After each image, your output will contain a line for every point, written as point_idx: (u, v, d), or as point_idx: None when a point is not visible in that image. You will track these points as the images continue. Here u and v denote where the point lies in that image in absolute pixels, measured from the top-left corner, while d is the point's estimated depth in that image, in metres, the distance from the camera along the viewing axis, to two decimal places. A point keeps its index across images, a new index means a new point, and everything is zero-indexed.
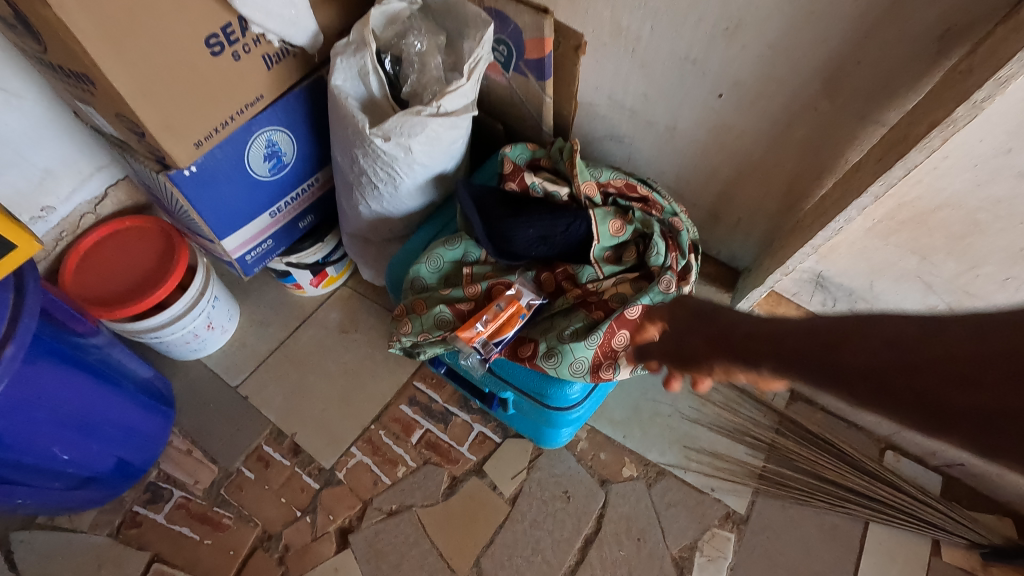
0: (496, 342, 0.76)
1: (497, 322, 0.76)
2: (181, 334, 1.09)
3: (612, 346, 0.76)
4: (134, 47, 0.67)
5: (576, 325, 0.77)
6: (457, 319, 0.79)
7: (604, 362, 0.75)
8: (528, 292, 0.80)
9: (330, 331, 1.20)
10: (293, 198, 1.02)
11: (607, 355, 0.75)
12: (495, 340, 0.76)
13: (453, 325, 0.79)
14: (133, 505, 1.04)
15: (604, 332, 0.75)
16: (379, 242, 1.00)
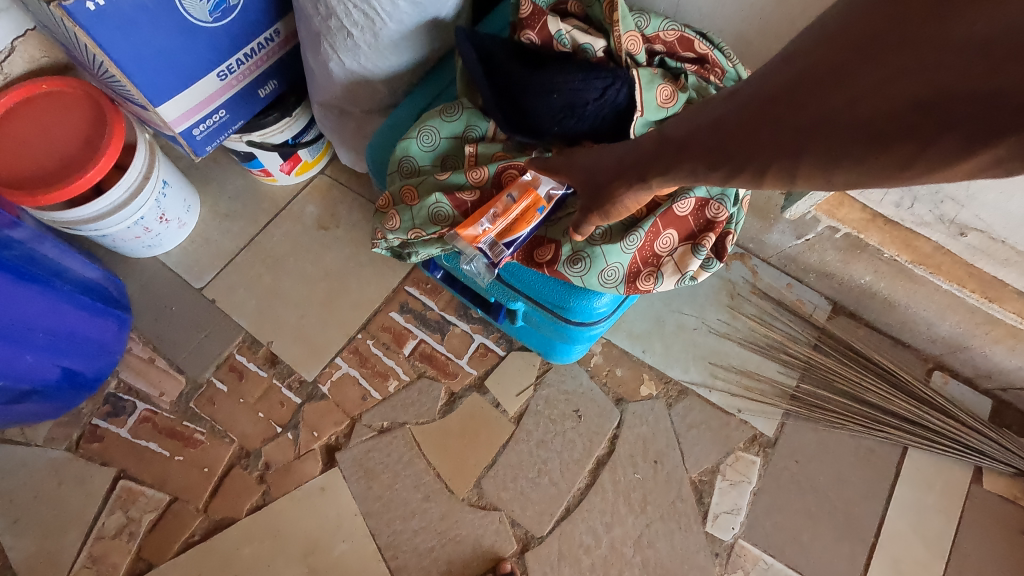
0: (506, 243, 0.61)
1: (506, 218, 0.60)
2: (127, 228, 0.91)
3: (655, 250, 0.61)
4: None
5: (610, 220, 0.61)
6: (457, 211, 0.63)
7: (645, 269, 0.61)
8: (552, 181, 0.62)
9: (306, 227, 1.03)
10: (247, 56, 0.80)
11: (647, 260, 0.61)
12: (504, 242, 0.61)
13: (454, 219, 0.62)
14: (92, 418, 0.93)
15: (647, 232, 0.60)
16: (359, 115, 0.80)
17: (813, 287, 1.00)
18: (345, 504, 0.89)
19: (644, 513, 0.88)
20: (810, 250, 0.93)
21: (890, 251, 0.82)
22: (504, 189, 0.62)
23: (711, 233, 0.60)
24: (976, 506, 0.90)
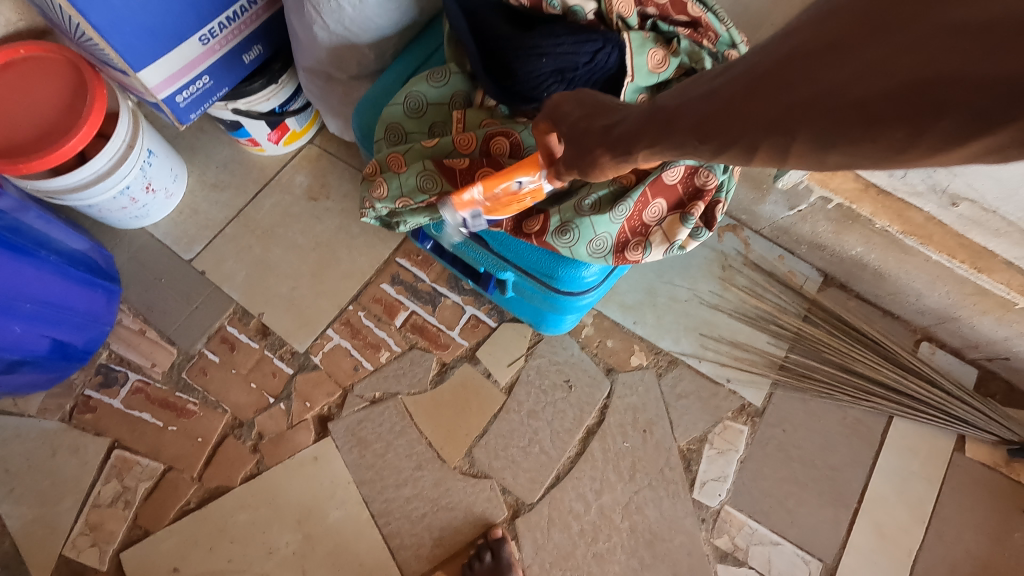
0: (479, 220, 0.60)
1: (494, 205, 0.58)
2: (113, 199, 0.90)
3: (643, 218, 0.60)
4: None
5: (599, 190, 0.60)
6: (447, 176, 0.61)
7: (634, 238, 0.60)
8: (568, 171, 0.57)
9: (296, 197, 1.02)
10: (229, 19, 0.78)
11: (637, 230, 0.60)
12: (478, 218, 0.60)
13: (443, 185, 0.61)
14: (84, 389, 0.93)
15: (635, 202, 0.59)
16: (346, 81, 0.78)
17: (805, 258, 1.00)
18: (338, 472, 0.90)
19: (633, 481, 0.90)
20: (802, 221, 0.92)
21: (881, 222, 0.82)
22: (518, 167, 0.56)
23: (701, 202, 0.60)
24: (958, 473, 0.91)
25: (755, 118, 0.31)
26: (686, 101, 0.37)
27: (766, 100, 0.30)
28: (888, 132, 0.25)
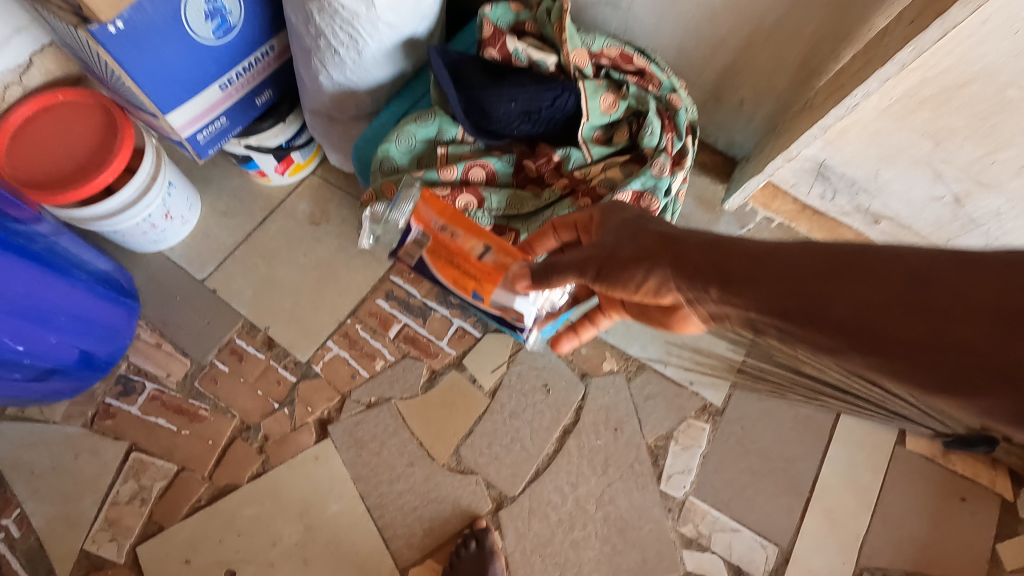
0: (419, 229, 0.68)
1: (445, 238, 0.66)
2: (137, 224, 1.01)
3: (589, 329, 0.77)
4: None
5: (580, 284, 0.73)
6: (421, 215, 0.68)
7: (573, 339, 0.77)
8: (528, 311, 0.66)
9: (299, 222, 1.13)
10: (245, 69, 0.90)
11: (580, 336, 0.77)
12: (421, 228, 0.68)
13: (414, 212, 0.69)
14: (105, 397, 1.02)
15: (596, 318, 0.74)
16: (346, 121, 0.90)
17: None
18: (338, 470, 0.98)
19: (606, 474, 0.99)
20: None
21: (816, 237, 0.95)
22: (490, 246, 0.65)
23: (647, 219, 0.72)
24: (900, 463, 1.01)
25: (790, 276, 0.37)
26: (727, 250, 0.44)
27: (811, 261, 0.37)
28: (882, 347, 0.31)
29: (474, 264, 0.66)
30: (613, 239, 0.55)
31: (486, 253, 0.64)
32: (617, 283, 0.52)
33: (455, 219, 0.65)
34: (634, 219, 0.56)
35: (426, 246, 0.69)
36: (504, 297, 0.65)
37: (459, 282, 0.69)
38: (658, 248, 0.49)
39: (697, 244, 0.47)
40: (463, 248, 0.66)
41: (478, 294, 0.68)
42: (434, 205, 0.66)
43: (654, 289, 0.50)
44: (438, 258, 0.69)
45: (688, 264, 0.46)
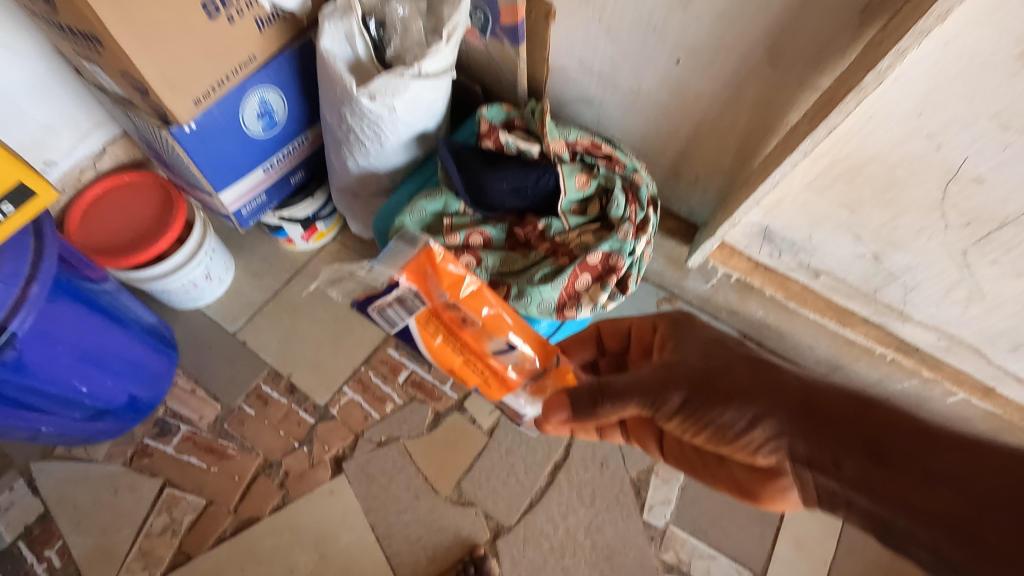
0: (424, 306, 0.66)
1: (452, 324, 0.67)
2: (182, 284, 1.16)
3: (594, 435, 0.68)
4: (139, 10, 0.73)
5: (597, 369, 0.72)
6: (430, 287, 0.65)
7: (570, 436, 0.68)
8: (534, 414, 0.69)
9: (321, 282, 1.29)
10: (284, 155, 1.09)
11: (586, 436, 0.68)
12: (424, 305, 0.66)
13: (406, 270, 0.64)
14: (143, 438, 1.14)
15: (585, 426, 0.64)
16: (366, 197, 1.07)
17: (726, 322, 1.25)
18: (350, 503, 1.09)
19: (593, 505, 1.09)
20: (716, 293, 1.19)
21: (769, 290, 1.09)
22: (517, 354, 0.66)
23: (614, 275, 0.87)
24: None
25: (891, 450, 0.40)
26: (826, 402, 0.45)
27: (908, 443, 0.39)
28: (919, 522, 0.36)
29: (486, 356, 0.67)
30: (706, 364, 0.53)
31: (506, 349, 0.66)
32: (712, 426, 0.50)
33: (476, 307, 0.65)
34: (724, 343, 0.56)
35: (419, 315, 0.67)
36: (511, 402, 0.69)
37: (452, 362, 0.70)
38: (765, 392, 0.48)
39: (797, 386, 0.47)
40: (477, 336, 0.67)
41: (472, 382, 0.70)
42: (453, 282, 0.65)
43: (750, 438, 0.48)
44: (430, 329, 0.68)
45: (798, 416, 0.45)
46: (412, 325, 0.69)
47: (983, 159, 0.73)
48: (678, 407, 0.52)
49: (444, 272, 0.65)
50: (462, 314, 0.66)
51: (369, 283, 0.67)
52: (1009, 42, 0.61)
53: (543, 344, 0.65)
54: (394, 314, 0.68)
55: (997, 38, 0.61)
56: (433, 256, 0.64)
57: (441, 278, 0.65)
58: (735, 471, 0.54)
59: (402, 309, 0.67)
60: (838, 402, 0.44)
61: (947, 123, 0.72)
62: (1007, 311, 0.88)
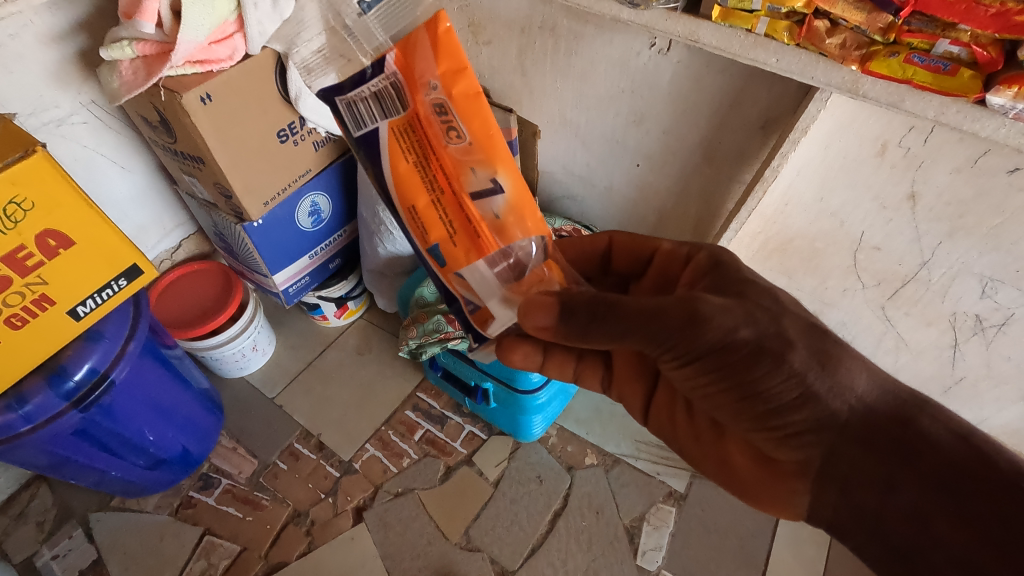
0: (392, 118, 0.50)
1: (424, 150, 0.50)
2: (233, 353, 1.37)
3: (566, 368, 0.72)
4: (235, 138, 1.00)
5: (595, 277, 0.75)
6: (421, 78, 0.48)
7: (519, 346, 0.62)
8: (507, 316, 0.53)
9: (349, 353, 1.49)
10: (326, 245, 1.34)
11: (531, 361, 0.63)
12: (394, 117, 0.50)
13: (399, 53, 0.48)
14: (189, 490, 1.28)
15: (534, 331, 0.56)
16: (392, 276, 1.30)
17: None
18: (368, 549, 1.20)
19: (590, 550, 1.19)
20: None
21: None
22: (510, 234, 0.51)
23: None
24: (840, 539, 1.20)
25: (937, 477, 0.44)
26: (889, 424, 0.48)
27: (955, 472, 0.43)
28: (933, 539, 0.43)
29: (461, 193, 0.50)
30: (769, 329, 0.52)
31: (489, 190, 0.49)
32: (748, 396, 0.53)
33: (471, 126, 0.48)
34: (779, 300, 0.55)
35: (395, 118, 0.50)
36: (476, 275, 0.52)
37: (415, 199, 0.51)
38: (823, 385, 0.50)
39: (857, 394, 0.50)
40: (459, 163, 0.49)
41: (434, 233, 0.52)
42: (452, 77, 0.48)
43: (781, 416, 0.52)
44: (403, 141, 0.50)
45: (847, 425, 0.49)
46: (384, 133, 0.50)
47: (875, 231, 0.94)
48: (711, 373, 0.53)
49: (445, 61, 0.48)
50: (449, 125, 0.48)
51: (348, 61, 0.50)
52: (868, 145, 0.84)
53: (536, 208, 0.52)
54: (366, 111, 0.50)
55: (858, 143, 0.84)
56: (437, 42, 0.47)
57: (439, 68, 0.48)
58: (729, 453, 0.62)
59: (377, 104, 0.50)
60: (895, 416, 0.48)
61: (842, 204, 0.93)
62: (929, 356, 1.06)
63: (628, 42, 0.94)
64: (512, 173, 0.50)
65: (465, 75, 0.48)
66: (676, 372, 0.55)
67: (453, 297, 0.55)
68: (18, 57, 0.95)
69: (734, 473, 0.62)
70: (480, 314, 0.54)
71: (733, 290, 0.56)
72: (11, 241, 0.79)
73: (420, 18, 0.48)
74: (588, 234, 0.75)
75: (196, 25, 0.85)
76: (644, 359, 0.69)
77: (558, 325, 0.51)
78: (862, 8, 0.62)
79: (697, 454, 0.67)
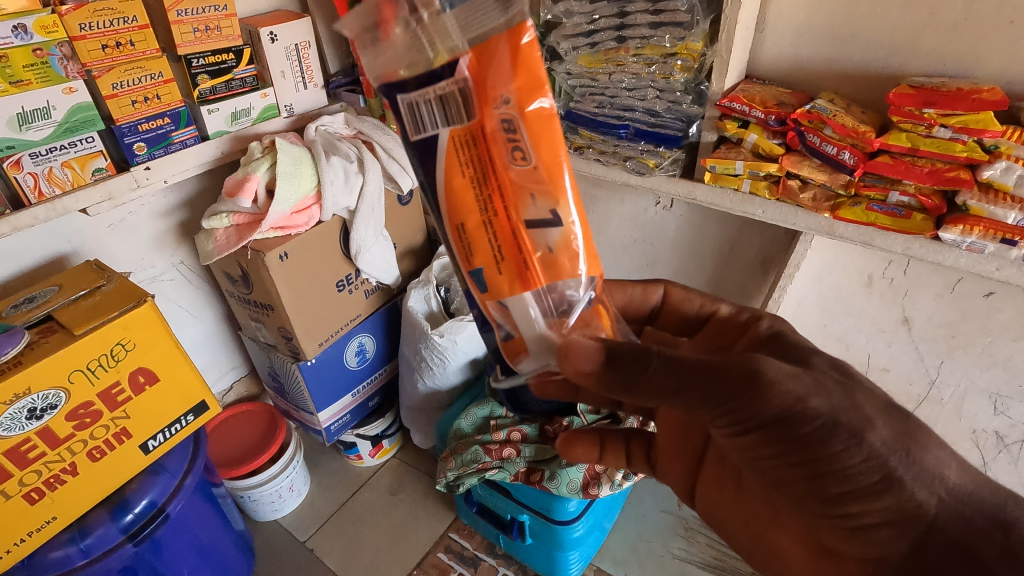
0: (448, 122, 0.40)
1: (483, 165, 0.41)
2: (270, 494, 1.39)
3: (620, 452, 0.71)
4: (302, 288, 1.16)
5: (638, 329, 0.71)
6: (491, 85, 0.39)
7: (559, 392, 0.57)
8: (532, 364, 0.45)
9: (382, 493, 1.50)
10: (368, 383, 1.44)
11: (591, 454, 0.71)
12: (451, 120, 0.40)
13: (471, 45, 0.38)
14: None
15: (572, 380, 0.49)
16: (429, 410, 1.37)
17: None
18: None
19: None
20: None
21: None
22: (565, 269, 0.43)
23: None
24: None
25: None
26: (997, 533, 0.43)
27: None
28: None
29: (515, 222, 0.41)
30: (851, 406, 0.46)
31: (547, 222, 0.41)
32: (821, 473, 0.47)
33: (543, 148, 0.40)
34: (852, 373, 0.50)
35: (454, 126, 0.40)
36: (520, 310, 0.43)
37: (462, 221, 0.42)
38: (909, 472, 0.46)
39: (950, 483, 0.46)
40: (518, 188, 0.41)
41: (479, 258, 0.43)
42: (527, 93, 0.39)
43: (857, 503, 0.47)
44: (461, 153, 0.41)
45: (938, 521, 0.45)
46: (439, 141, 0.41)
47: (880, 354, 1.02)
48: (779, 448, 0.48)
49: (523, 73, 0.39)
50: (515, 145, 0.40)
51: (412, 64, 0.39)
52: (856, 278, 0.97)
53: (592, 248, 0.44)
54: (424, 113, 0.40)
55: (847, 277, 0.98)
56: (520, 47, 0.38)
57: (516, 79, 0.39)
58: (781, 541, 0.56)
59: (436, 106, 0.40)
60: (994, 519, 0.44)
61: (844, 331, 1.03)
62: None
63: (636, 201, 1.14)
64: (574, 209, 0.42)
65: (541, 93, 0.40)
66: (732, 442, 0.50)
67: (486, 324, 0.46)
68: (133, 228, 1.16)
69: (785, 563, 0.56)
70: (514, 354, 0.45)
71: (799, 357, 0.52)
72: (109, 378, 0.90)
73: (504, 19, 0.38)
74: (640, 283, 0.70)
75: (285, 199, 1.06)
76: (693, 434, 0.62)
77: (604, 373, 0.44)
78: (824, 170, 0.78)
79: (749, 541, 0.60)
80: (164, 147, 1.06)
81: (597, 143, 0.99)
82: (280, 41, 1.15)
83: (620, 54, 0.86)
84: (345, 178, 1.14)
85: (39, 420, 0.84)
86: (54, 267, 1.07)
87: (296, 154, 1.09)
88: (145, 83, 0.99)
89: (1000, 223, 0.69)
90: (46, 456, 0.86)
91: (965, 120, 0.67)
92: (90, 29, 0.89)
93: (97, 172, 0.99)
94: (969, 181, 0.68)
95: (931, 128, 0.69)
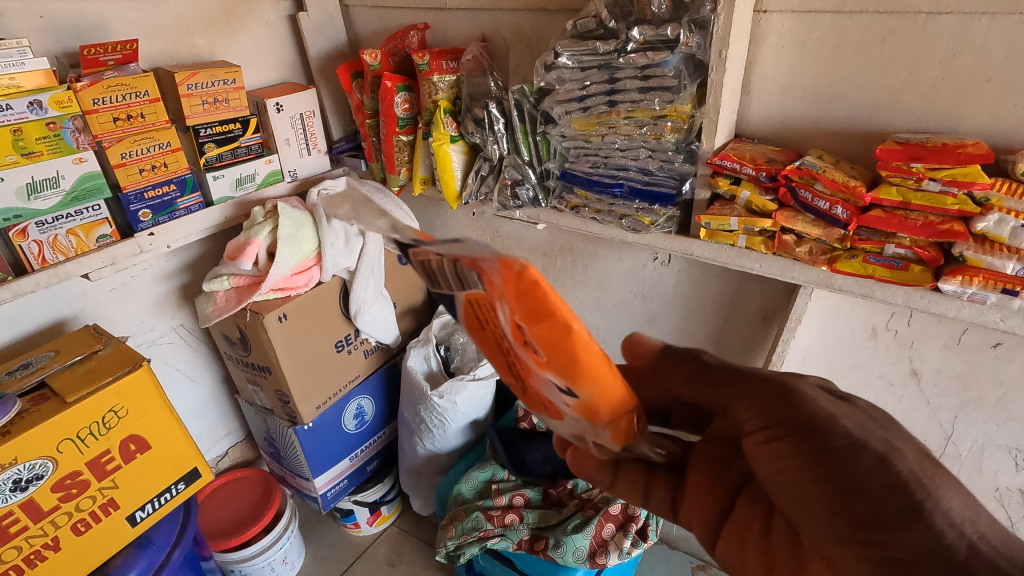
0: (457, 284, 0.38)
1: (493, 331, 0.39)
2: (262, 567, 1.32)
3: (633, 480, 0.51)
4: (300, 349, 1.15)
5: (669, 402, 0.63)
6: (492, 297, 0.35)
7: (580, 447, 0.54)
8: None
9: (380, 564, 1.42)
10: (366, 447, 1.40)
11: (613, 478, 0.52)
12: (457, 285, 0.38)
13: (470, 256, 0.34)
14: None
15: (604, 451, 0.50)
16: (429, 475, 1.33)
17: None
18: None
19: None
20: None
21: None
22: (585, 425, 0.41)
23: (633, 521, 1.05)
24: None
25: None
26: None
27: None
28: None
29: (528, 381, 0.40)
30: (878, 432, 0.40)
31: (559, 397, 0.39)
32: None
33: (548, 357, 0.35)
34: None
35: (468, 296, 0.38)
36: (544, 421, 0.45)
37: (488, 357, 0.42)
38: None
39: None
40: (528, 368, 0.38)
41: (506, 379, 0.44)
42: (531, 318, 0.34)
43: None
44: (474, 316, 0.39)
45: None
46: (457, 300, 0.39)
47: (892, 409, 0.99)
48: (799, 458, 0.40)
49: (523, 302, 0.33)
50: (521, 344, 0.36)
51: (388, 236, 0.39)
52: (860, 331, 0.96)
53: (627, 422, 0.39)
54: (441, 274, 0.38)
55: (851, 329, 0.97)
56: (516, 285, 0.32)
57: (519, 305, 0.33)
58: None
59: (451, 275, 0.37)
60: None
61: (853, 385, 1.01)
62: None
63: (634, 257, 1.14)
64: (599, 400, 0.37)
65: (548, 320, 0.33)
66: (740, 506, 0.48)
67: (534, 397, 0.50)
68: (134, 292, 1.17)
69: None
70: None
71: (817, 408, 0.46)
72: (99, 447, 0.88)
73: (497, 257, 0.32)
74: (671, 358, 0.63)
75: (285, 261, 1.07)
76: (724, 472, 0.48)
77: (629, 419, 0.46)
78: (819, 225, 0.79)
79: None
80: (169, 214, 1.08)
81: (592, 202, 1.00)
82: (285, 112, 1.20)
83: (612, 117, 0.89)
84: (345, 240, 1.15)
85: (23, 492, 0.81)
86: (52, 332, 1.07)
87: (297, 217, 1.10)
88: (153, 153, 1.02)
89: (999, 273, 0.68)
90: (28, 531, 0.83)
91: (953, 174, 0.68)
92: (103, 103, 0.93)
93: (101, 239, 1.00)
94: (964, 232, 0.68)
95: (921, 181, 0.70)
